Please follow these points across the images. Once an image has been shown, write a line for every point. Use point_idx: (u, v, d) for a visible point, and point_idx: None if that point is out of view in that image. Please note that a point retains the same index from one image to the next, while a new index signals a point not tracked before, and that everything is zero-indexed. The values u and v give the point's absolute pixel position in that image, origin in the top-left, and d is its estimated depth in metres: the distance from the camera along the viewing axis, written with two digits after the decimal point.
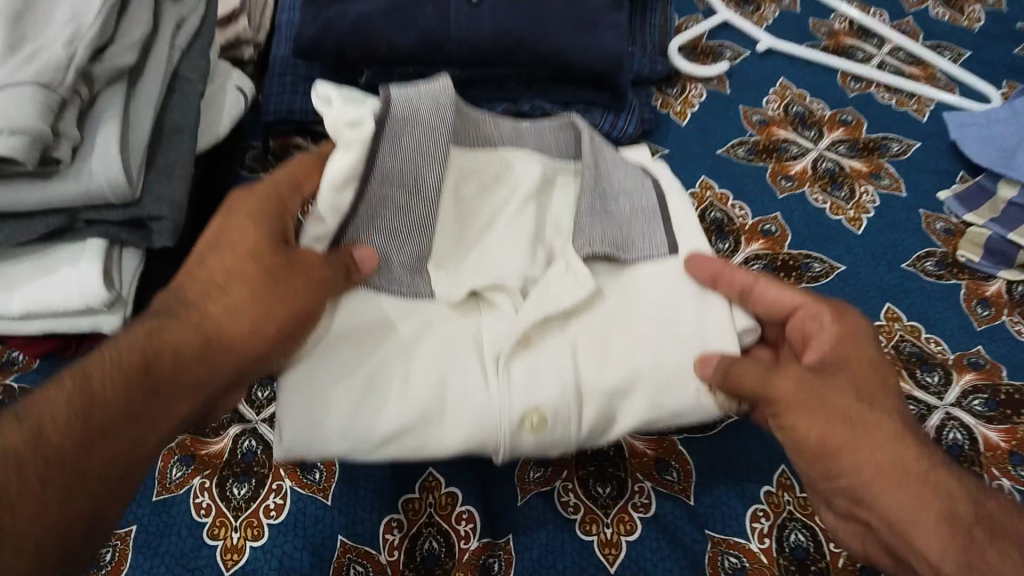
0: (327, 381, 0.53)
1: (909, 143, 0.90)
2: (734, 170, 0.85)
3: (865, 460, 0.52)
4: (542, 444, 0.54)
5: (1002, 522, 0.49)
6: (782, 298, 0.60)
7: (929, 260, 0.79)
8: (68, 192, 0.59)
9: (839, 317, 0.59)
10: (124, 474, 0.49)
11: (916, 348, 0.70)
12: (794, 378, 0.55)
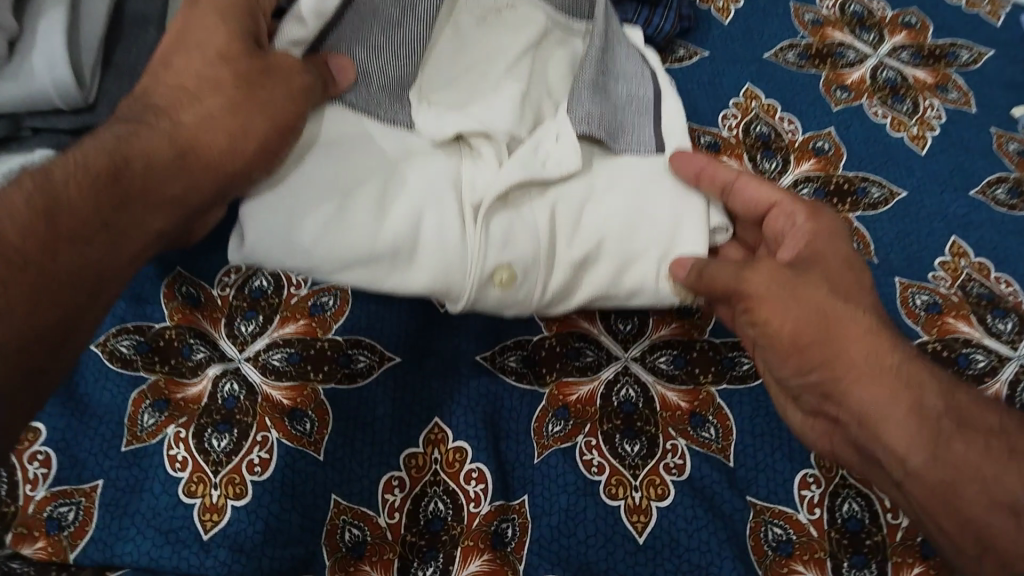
0: (301, 197, 0.50)
1: (980, 52, 0.79)
2: (783, 78, 0.74)
3: (838, 359, 0.49)
4: (504, 301, 0.52)
5: (972, 415, 0.47)
6: (756, 193, 0.56)
7: (1001, 187, 0.69)
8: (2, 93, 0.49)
9: (814, 215, 0.55)
10: (99, 285, 0.46)
11: (985, 289, 0.62)
12: (769, 272, 0.51)
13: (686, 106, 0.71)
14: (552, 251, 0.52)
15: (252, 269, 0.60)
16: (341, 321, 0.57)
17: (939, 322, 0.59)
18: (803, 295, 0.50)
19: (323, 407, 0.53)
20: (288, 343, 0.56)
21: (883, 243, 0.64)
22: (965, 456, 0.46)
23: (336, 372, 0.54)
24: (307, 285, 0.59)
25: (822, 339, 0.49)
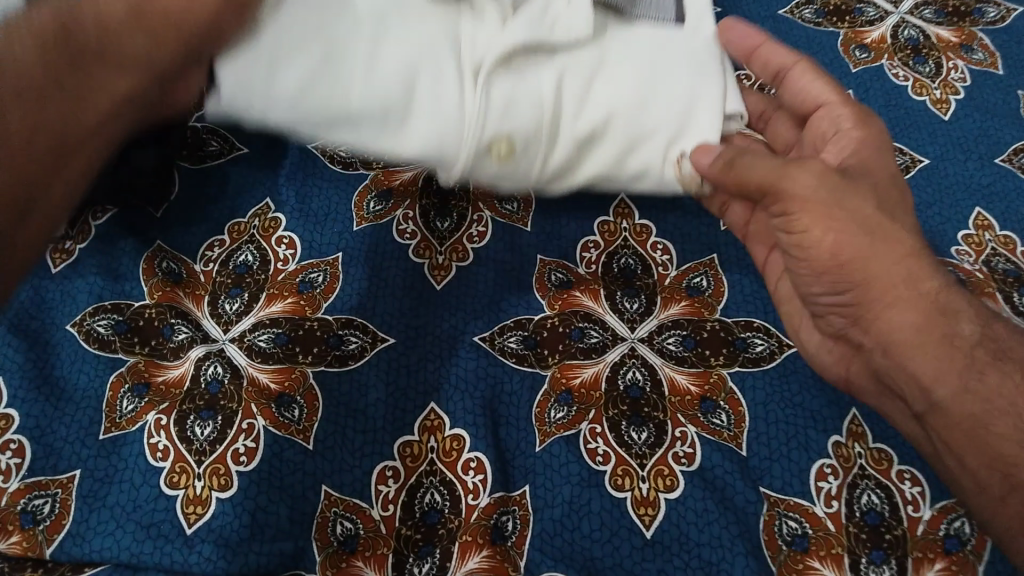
0: (281, 48, 0.46)
1: (1009, 8, 0.74)
2: (795, 43, 0.71)
3: (882, 273, 0.47)
4: (501, 174, 0.50)
5: (1006, 343, 0.46)
6: (811, 88, 0.56)
7: None
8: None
9: (862, 120, 0.54)
10: (66, 144, 0.47)
11: (1011, 265, 0.59)
12: (817, 169, 0.48)
13: None
14: (555, 120, 0.49)
15: (237, 243, 0.57)
16: (331, 299, 0.54)
17: None
18: (852, 203, 0.47)
19: (312, 392, 0.50)
20: (275, 323, 0.53)
21: None
22: (999, 387, 0.45)
23: (327, 354, 0.51)
24: (295, 261, 0.56)
25: (864, 256, 0.47)
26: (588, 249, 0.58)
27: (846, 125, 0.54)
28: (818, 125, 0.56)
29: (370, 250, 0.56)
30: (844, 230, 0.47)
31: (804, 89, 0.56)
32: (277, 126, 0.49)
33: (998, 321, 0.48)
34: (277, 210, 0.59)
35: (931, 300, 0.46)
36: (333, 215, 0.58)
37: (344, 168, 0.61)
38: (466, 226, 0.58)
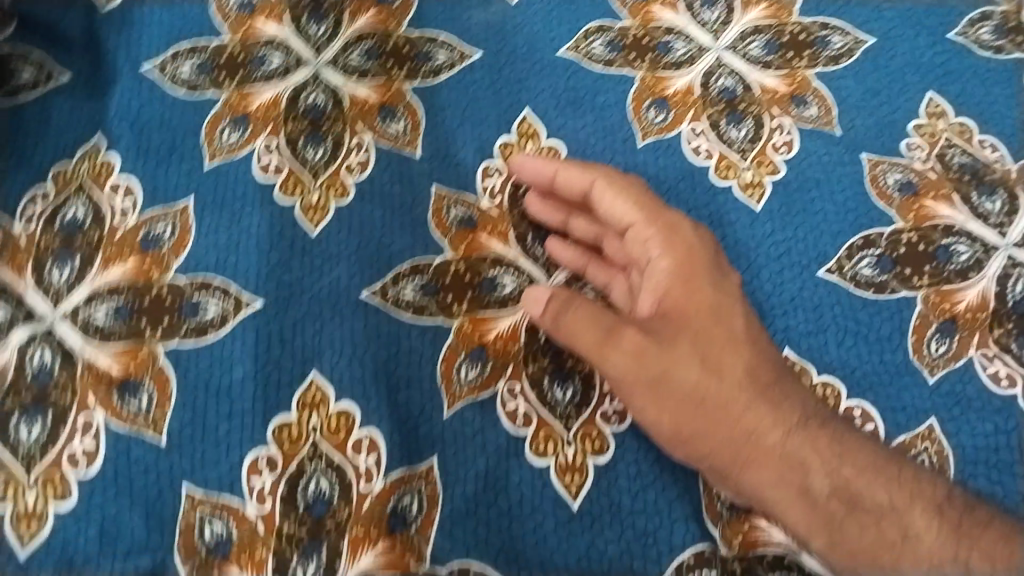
0: None
1: None
2: None
3: (723, 443, 0.41)
4: None
5: (868, 489, 0.40)
6: (562, 176, 0.46)
7: (986, 25, 0.56)
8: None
9: (679, 235, 0.44)
10: None
11: (966, 156, 0.52)
12: (633, 343, 0.42)
13: None
14: None
15: (63, 195, 0.47)
16: (183, 257, 0.45)
17: (915, 206, 0.49)
18: (676, 373, 0.41)
19: (162, 375, 0.42)
20: (116, 292, 0.44)
21: (846, 107, 0.53)
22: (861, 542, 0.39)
23: (179, 327, 0.43)
24: (134, 212, 0.46)
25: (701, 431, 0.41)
26: (490, 177, 0.49)
27: (653, 242, 0.44)
28: (626, 245, 0.46)
29: (227, 194, 0.47)
30: (686, 411, 0.41)
31: (610, 213, 0.45)
32: None
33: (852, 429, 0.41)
34: (110, 149, 0.48)
35: (763, 399, 0.41)
36: (179, 151, 0.48)
37: (189, 91, 0.50)
38: (344, 155, 0.49)
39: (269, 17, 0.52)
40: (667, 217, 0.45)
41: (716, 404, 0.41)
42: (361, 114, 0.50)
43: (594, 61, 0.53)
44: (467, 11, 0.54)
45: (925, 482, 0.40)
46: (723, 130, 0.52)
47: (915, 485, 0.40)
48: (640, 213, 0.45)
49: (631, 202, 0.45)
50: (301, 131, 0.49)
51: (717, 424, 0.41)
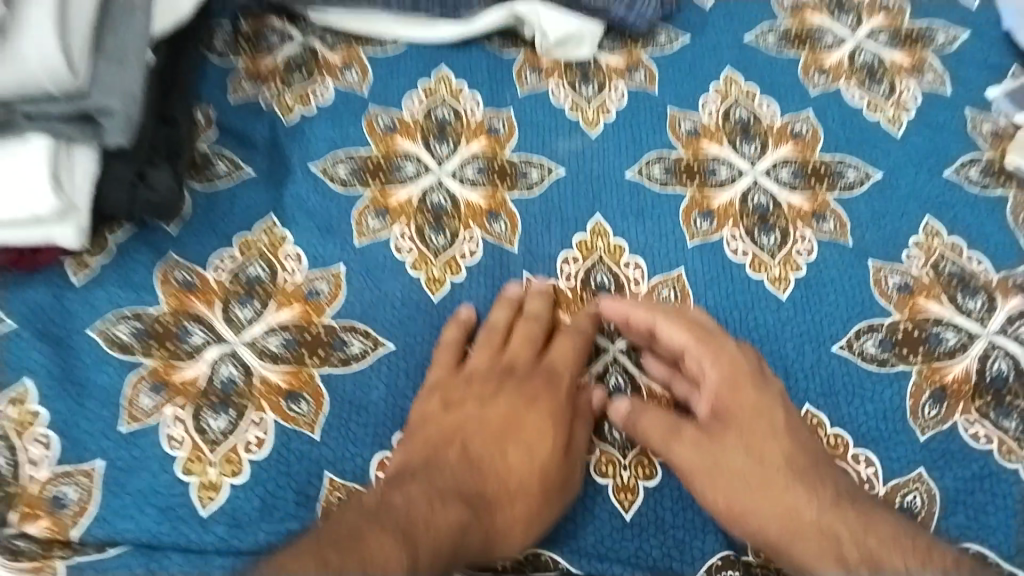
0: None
1: (956, 33, 0.81)
2: (761, 63, 0.76)
3: (773, 518, 0.52)
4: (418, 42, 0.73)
5: (886, 556, 0.49)
6: (633, 318, 0.57)
7: (973, 166, 0.71)
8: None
9: (725, 356, 0.56)
10: None
11: (956, 265, 0.63)
12: (694, 439, 0.54)
13: (667, 92, 0.72)
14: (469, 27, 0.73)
15: (246, 258, 0.62)
16: (336, 305, 0.59)
17: (910, 302, 0.60)
18: (726, 463, 0.53)
19: (319, 392, 0.56)
20: (285, 328, 0.58)
21: (860, 226, 0.66)
22: None
23: (331, 357, 0.57)
24: (301, 272, 0.61)
25: (753, 508, 0.52)
26: (567, 263, 0.63)
27: (707, 362, 0.56)
28: (689, 367, 0.57)
29: (367, 265, 0.61)
30: (739, 493, 0.52)
31: (671, 342, 0.56)
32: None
33: (880, 512, 0.51)
34: (284, 226, 0.63)
35: (801, 482, 0.52)
36: (335, 230, 0.63)
37: (344, 188, 0.65)
38: (459, 244, 0.62)
39: (406, 137, 0.68)
40: (715, 343, 0.56)
41: (763, 486, 0.53)
42: (538, 355, 0.59)
43: (653, 182, 0.67)
44: (556, 139, 0.69)
45: (933, 552, 0.49)
46: (757, 237, 0.64)
47: (926, 553, 0.49)
48: (691, 337, 0.56)
49: (686, 329, 0.56)
50: (510, 342, 0.59)
51: (768, 500, 0.52)
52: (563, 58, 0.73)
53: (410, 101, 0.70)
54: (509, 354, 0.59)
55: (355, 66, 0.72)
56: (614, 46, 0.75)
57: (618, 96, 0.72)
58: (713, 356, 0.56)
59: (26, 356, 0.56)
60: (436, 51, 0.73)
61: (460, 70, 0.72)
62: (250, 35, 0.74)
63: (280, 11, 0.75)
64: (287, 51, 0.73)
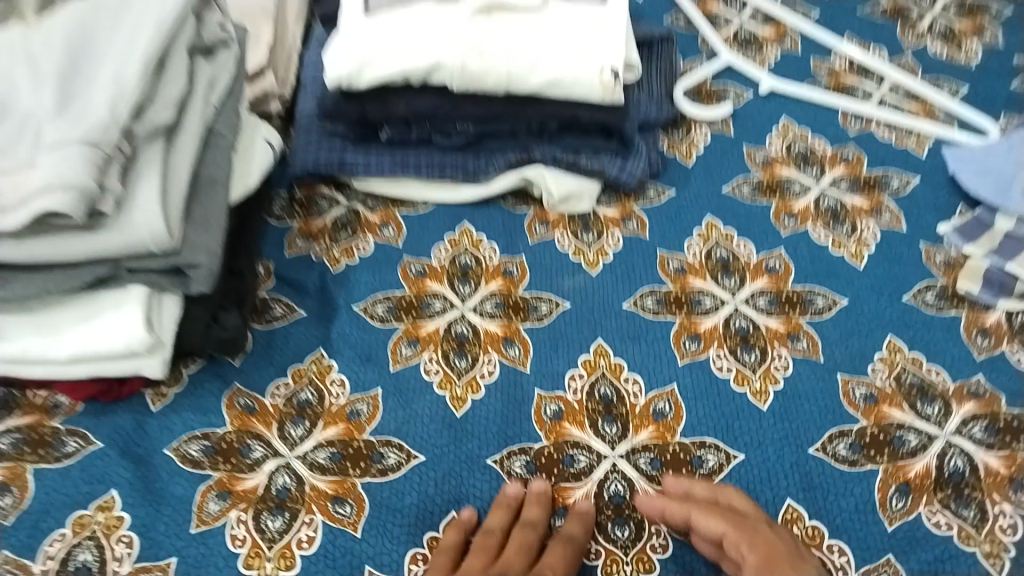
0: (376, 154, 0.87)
1: (908, 178, 0.93)
2: (739, 210, 0.88)
3: None
4: (445, 202, 0.87)
5: None
6: (668, 511, 0.62)
7: (930, 291, 0.81)
8: (102, 242, 0.63)
9: (754, 538, 0.59)
10: (230, 93, 0.79)
11: (916, 376, 0.72)
12: None
13: (656, 237, 0.85)
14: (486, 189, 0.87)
15: (297, 384, 0.72)
16: (375, 422, 0.69)
17: (875, 410, 0.69)
18: None
19: (361, 497, 0.64)
20: (331, 443, 0.68)
21: (830, 345, 0.75)
22: None
23: (371, 468, 0.66)
24: (345, 395, 0.71)
25: None
26: (574, 378, 0.72)
27: (745, 546, 0.59)
28: (729, 552, 0.60)
29: (400, 388, 0.71)
30: None
31: (708, 531, 0.60)
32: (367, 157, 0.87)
33: None
34: (330, 356, 0.74)
35: None
36: (374, 359, 0.74)
37: (382, 323, 0.77)
38: (479, 366, 0.73)
39: (434, 280, 0.80)
40: (746, 528, 0.60)
41: None
42: (531, 565, 0.62)
43: (647, 312, 0.77)
44: (561, 278, 0.80)
45: None
46: (739, 355, 0.74)
47: None
48: (728, 524, 0.60)
49: (720, 517, 0.60)
50: (505, 550, 0.63)
51: None
52: (566, 211, 0.87)
53: (438, 249, 0.83)
54: (502, 561, 0.62)
55: (391, 223, 0.86)
56: (610, 200, 0.89)
57: (615, 241, 0.84)
58: (750, 539, 0.59)
59: (112, 470, 0.65)
60: (459, 209, 0.87)
61: (480, 225, 0.85)
62: (304, 201, 0.88)
63: (328, 180, 0.90)
64: (334, 212, 0.87)
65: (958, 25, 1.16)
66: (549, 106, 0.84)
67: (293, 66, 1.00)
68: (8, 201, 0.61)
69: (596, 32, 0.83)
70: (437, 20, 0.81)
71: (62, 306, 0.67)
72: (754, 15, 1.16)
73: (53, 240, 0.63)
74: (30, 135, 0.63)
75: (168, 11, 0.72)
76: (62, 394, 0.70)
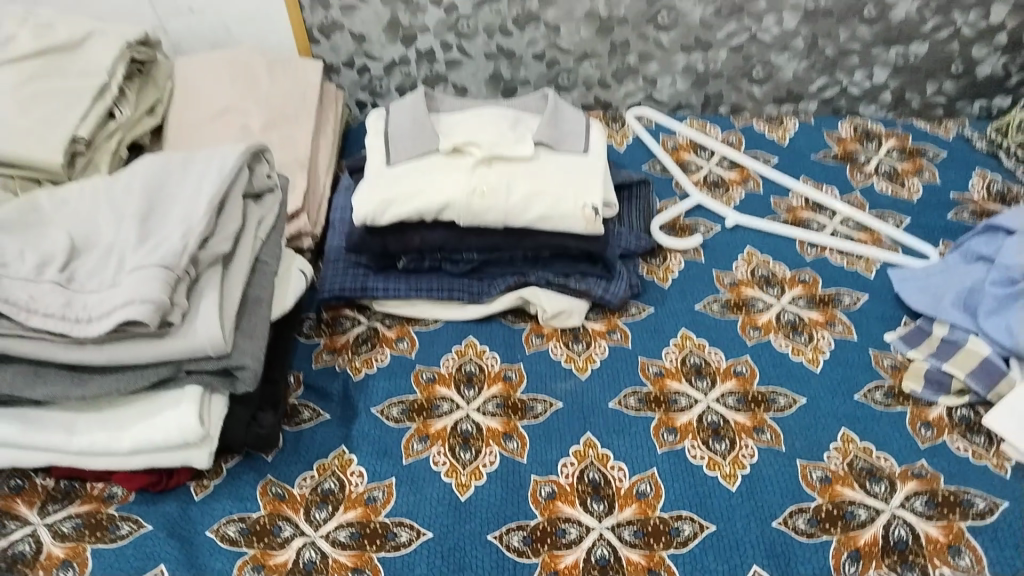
0: (394, 280, 1.02)
1: (858, 295, 1.06)
2: (710, 323, 1.01)
3: None
4: (452, 319, 1.01)
5: None
6: None
7: (878, 390, 0.92)
8: (169, 347, 0.75)
9: None
10: (274, 231, 0.94)
11: (866, 462, 0.82)
12: None
13: (637, 347, 0.97)
14: (488, 307, 1.01)
15: (322, 475, 0.82)
16: (389, 506, 0.79)
17: (830, 489, 0.79)
18: None
19: (378, 568, 0.73)
20: (350, 523, 0.77)
21: (790, 436, 0.85)
22: None
23: (385, 544, 0.75)
24: (363, 483, 0.81)
25: None
26: (566, 465, 0.82)
27: None
28: None
29: (412, 476, 0.82)
30: None
31: None
32: (385, 283, 1.01)
33: None
34: (351, 451, 0.85)
35: None
36: (389, 453, 0.84)
37: (397, 423, 0.88)
38: (482, 457, 0.83)
39: (443, 385, 0.92)
40: None
41: None
42: None
43: (630, 408, 0.88)
44: (554, 382, 0.92)
45: None
46: (711, 444, 0.84)
47: None
48: None
49: None
50: None
51: None
52: (558, 326, 1.00)
53: (446, 359, 0.95)
54: None
55: (406, 338, 0.99)
56: (596, 316, 1.02)
57: (601, 351, 0.96)
58: None
59: (160, 549, 0.75)
60: (464, 326, 1.01)
61: (483, 339, 0.98)
62: (330, 321, 1.02)
63: (351, 303, 1.04)
64: (356, 331, 1.00)
65: (900, 166, 1.33)
66: (542, 236, 0.98)
67: (321, 209, 1.17)
68: (92, 314, 0.73)
69: (579, 176, 1.00)
70: (446, 169, 0.99)
71: (126, 406, 0.78)
72: (720, 162, 1.34)
73: (128, 346, 0.75)
74: (114, 262, 0.77)
75: (228, 166, 0.89)
76: (117, 485, 0.80)
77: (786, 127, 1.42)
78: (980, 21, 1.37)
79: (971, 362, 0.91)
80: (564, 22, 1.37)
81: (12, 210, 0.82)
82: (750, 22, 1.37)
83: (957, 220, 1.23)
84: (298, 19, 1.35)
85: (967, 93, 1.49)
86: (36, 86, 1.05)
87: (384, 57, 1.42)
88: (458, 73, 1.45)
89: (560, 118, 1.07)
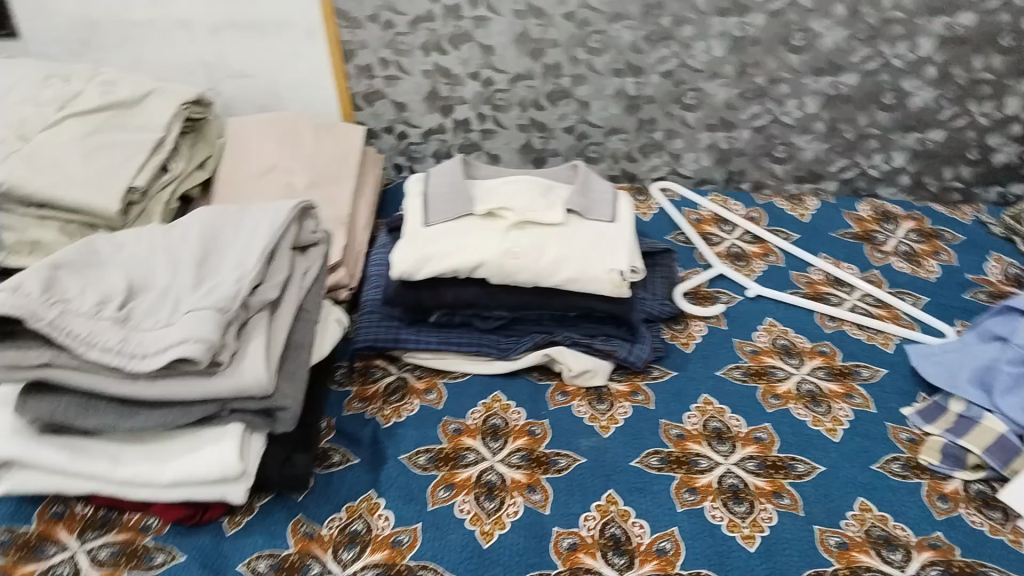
0: (426, 333, 1.06)
1: (875, 369, 1.09)
2: (730, 389, 1.04)
3: None
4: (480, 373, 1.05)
5: None
6: None
7: (896, 462, 0.94)
8: (217, 385, 0.79)
9: None
10: (316, 282, 1.00)
11: (883, 531, 0.84)
12: None
13: (659, 409, 1.00)
14: (517, 363, 1.04)
15: (350, 517, 0.85)
16: (414, 550, 0.81)
17: (847, 555, 0.81)
18: None
19: None
20: (376, 564, 0.80)
21: (809, 502, 0.87)
22: None
23: None
24: (389, 526, 0.84)
25: None
26: (587, 519, 0.84)
27: None
28: None
29: (438, 522, 0.84)
30: None
31: None
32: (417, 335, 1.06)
33: None
34: (379, 496, 0.87)
35: None
36: (416, 499, 0.87)
37: (423, 470, 0.90)
38: (506, 507, 0.86)
39: (469, 437, 0.95)
40: None
41: None
42: None
43: (652, 468, 0.91)
44: (578, 438, 0.95)
45: None
46: (730, 506, 0.86)
47: None
48: None
49: None
50: None
51: None
52: (582, 385, 1.03)
53: (473, 412, 0.99)
54: None
55: (434, 390, 1.03)
56: (619, 377, 1.05)
57: (623, 411, 0.99)
58: None
59: None
60: (491, 381, 1.04)
61: (509, 394, 1.02)
62: (361, 370, 1.06)
63: (383, 354, 1.08)
64: (387, 381, 1.04)
65: (918, 247, 1.38)
66: (569, 297, 1.03)
67: (359, 263, 1.22)
68: (148, 350, 0.78)
69: (606, 242, 1.05)
70: (481, 231, 1.04)
71: (169, 441, 0.82)
72: (742, 236, 1.39)
73: (178, 383, 0.80)
74: (170, 303, 0.82)
75: (280, 220, 0.95)
76: (154, 517, 0.83)
77: (807, 206, 1.47)
78: (994, 111, 1.43)
79: (987, 438, 0.93)
80: (594, 99, 1.44)
81: (74, 250, 0.88)
82: (772, 105, 1.44)
83: (973, 300, 1.26)
84: (343, 87, 1.44)
85: (983, 179, 1.53)
86: (100, 138, 1.13)
87: (422, 125, 1.50)
88: (492, 142, 1.52)
89: (589, 187, 1.13)
